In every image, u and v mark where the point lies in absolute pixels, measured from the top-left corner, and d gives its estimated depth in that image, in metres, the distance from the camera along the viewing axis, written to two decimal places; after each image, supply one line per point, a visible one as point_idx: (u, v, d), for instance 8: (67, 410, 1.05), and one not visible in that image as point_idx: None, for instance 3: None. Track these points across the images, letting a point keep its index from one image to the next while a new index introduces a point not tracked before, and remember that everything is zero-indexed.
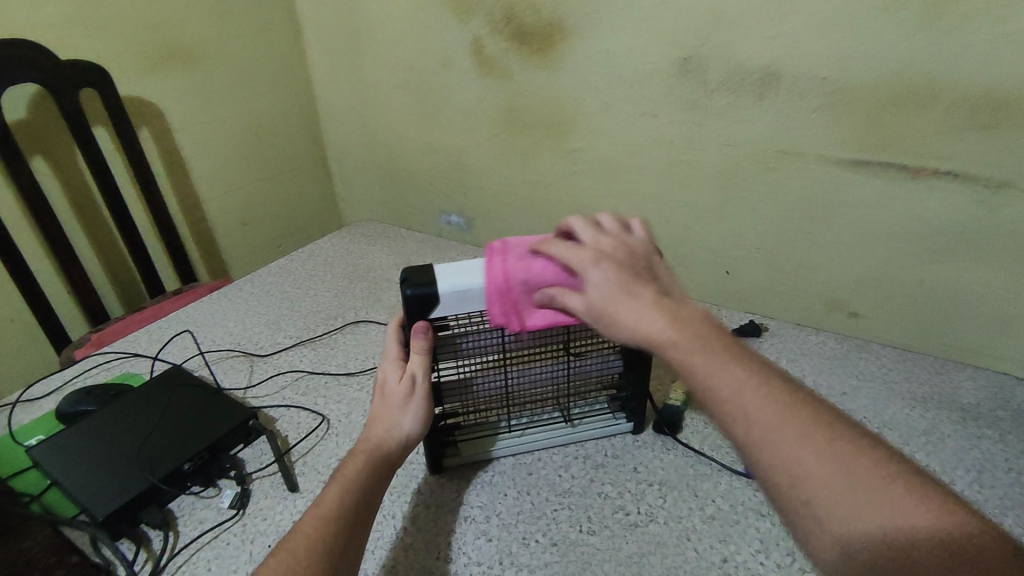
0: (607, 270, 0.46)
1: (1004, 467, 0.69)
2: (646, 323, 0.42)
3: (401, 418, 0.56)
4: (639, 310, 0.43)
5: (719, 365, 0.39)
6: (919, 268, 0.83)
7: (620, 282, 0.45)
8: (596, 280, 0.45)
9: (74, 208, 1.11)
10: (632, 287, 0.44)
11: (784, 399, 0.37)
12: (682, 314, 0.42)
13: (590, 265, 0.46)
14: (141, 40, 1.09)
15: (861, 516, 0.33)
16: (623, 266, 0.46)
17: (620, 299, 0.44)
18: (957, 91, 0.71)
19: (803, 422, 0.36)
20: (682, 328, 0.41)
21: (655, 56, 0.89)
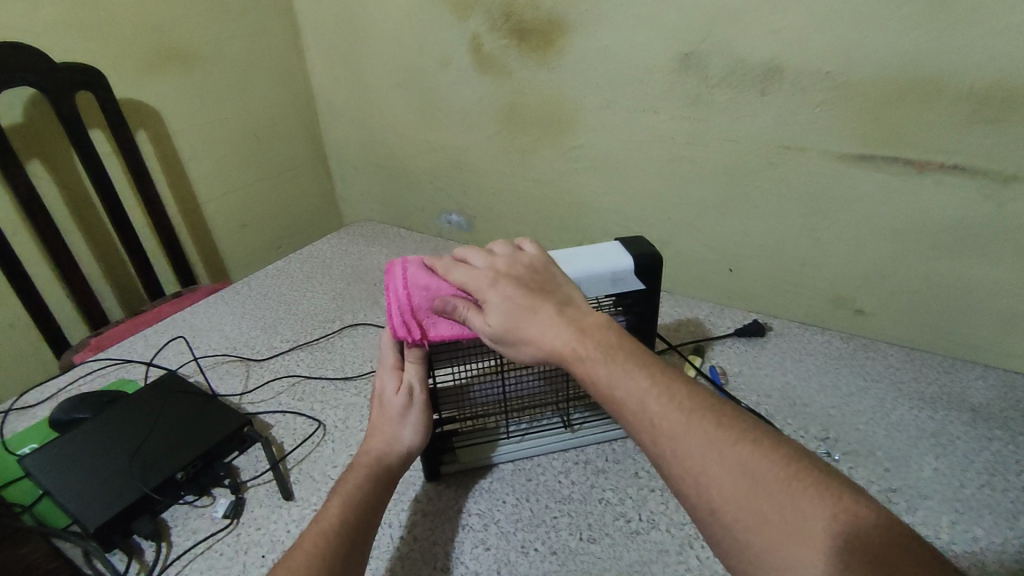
0: (505, 290, 0.48)
1: (1016, 469, 0.68)
2: (554, 337, 0.44)
3: (400, 429, 0.56)
4: (545, 326, 0.45)
5: (616, 367, 0.42)
6: (928, 265, 0.81)
7: (521, 304, 0.46)
8: (498, 301, 0.47)
9: (72, 212, 1.10)
10: (537, 306, 0.47)
11: (686, 403, 0.39)
12: (585, 327, 0.45)
13: (490, 289, 0.48)
14: (138, 41, 1.08)
15: (763, 517, 0.34)
16: (520, 286, 0.48)
17: (523, 318, 0.46)
18: (965, 83, 0.69)
19: (707, 429, 0.37)
20: (590, 338, 0.44)
21: (656, 51, 0.88)
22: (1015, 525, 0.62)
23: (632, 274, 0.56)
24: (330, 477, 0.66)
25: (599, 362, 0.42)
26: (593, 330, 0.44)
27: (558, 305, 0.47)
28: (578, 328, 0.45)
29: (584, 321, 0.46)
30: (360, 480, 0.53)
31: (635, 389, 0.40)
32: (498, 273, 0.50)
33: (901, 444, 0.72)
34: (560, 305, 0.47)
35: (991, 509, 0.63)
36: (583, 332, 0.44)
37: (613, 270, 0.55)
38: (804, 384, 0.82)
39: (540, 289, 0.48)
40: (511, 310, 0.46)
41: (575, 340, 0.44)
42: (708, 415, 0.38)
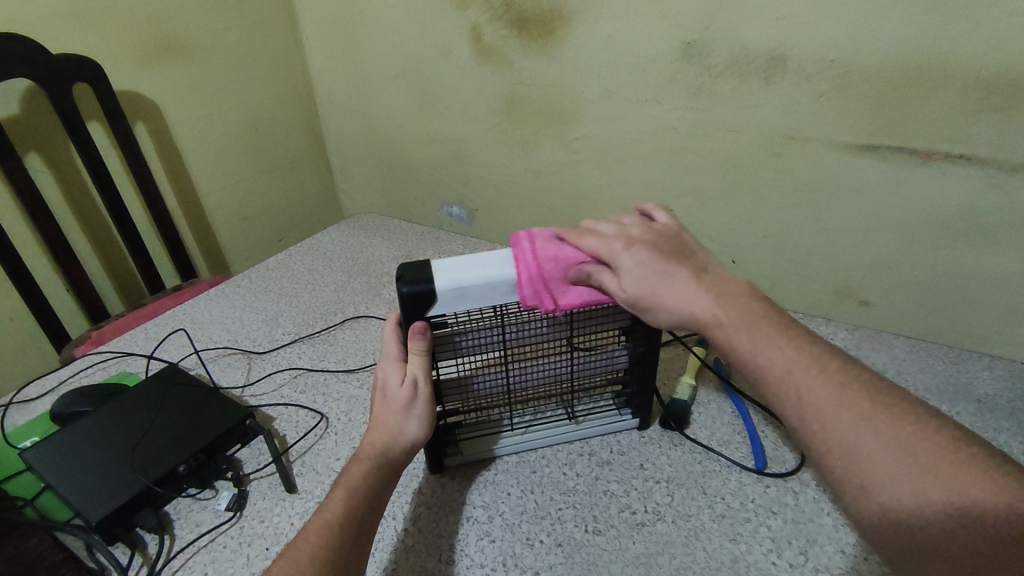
0: (642, 256, 0.46)
1: (1023, 460, 0.67)
2: (690, 303, 0.43)
3: (405, 422, 0.54)
4: (682, 291, 0.44)
5: (760, 336, 0.40)
6: (934, 256, 0.81)
7: (656, 269, 0.46)
8: (633, 267, 0.46)
9: (70, 206, 1.09)
10: (673, 272, 0.45)
11: (838, 375, 0.38)
12: (722, 293, 0.43)
13: (622, 254, 0.47)
14: (135, 33, 1.07)
15: (910, 486, 0.33)
16: (658, 252, 0.47)
17: (663, 282, 0.45)
18: (974, 72, 0.68)
19: (862, 405, 0.36)
20: (731, 306, 0.42)
21: (658, 40, 0.87)
22: None
23: None
24: (333, 469, 0.65)
25: (742, 328, 0.41)
26: (733, 296, 0.43)
27: (694, 270, 0.46)
28: (717, 293, 0.43)
29: (724, 288, 0.44)
30: (364, 471, 0.51)
31: (783, 359, 0.39)
32: (632, 236, 0.49)
33: None
34: (698, 272, 0.46)
35: None
36: (719, 296, 0.43)
37: None
38: None
39: (674, 254, 0.47)
40: (644, 275, 0.46)
41: (713, 305, 0.42)
42: (856, 389, 0.37)
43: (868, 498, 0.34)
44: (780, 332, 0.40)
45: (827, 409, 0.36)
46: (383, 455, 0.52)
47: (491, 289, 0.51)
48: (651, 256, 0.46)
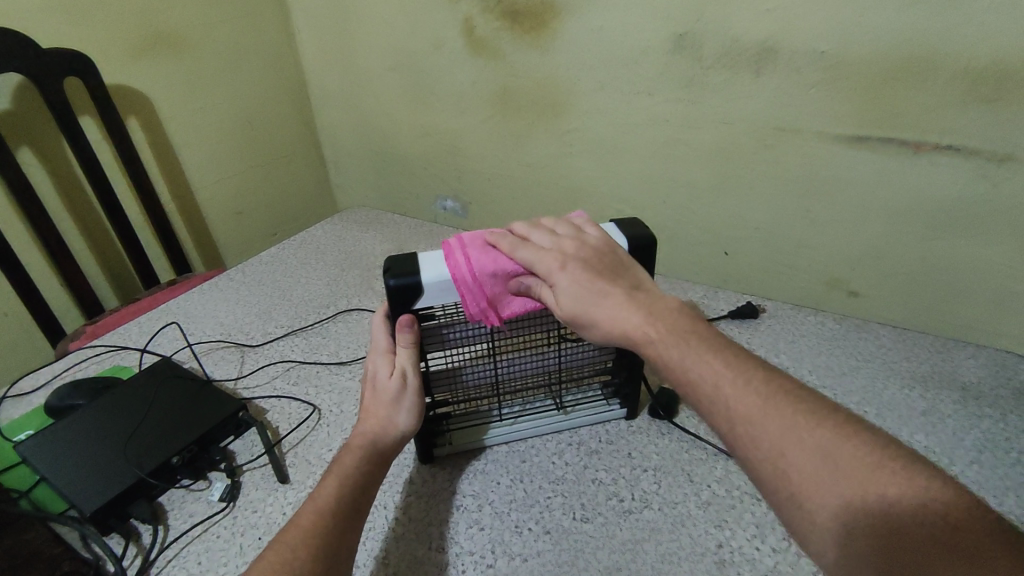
0: (574, 274, 0.49)
1: (1005, 446, 0.68)
2: (618, 320, 0.46)
3: (396, 414, 0.55)
4: (612, 310, 0.47)
5: (688, 348, 0.43)
6: (922, 246, 0.82)
7: (586, 286, 0.49)
8: (568, 285, 0.49)
9: (63, 200, 1.09)
10: (604, 288, 0.48)
11: (763, 389, 0.39)
12: (647, 310, 0.46)
13: (557, 271, 0.50)
14: (127, 26, 1.07)
15: (836, 490, 0.34)
16: (590, 269, 0.50)
17: (594, 301, 0.48)
18: (961, 63, 0.69)
19: (787, 415, 0.37)
20: (654, 322, 0.45)
21: (650, 32, 0.87)
22: (1002, 501, 0.62)
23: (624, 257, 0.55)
24: (325, 460, 0.66)
25: (670, 340, 0.43)
26: (658, 313, 0.46)
27: (622, 287, 0.49)
28: (645, 312, 0.46)
29: (651, 306, 0.47)
30: (355, 462, 0.52)
31: (713, 372, 0.40)
32: (566, 252, 0.52)
33: (891, 423, 0.72)
34: (626, 287, 0.49)
35: (979, 485, 0.64)
36: (647, 314, 0.46)
37: None
38: (796, 364, 0.83)
39: (606, 270, 0.50)
40: (576, 291, 0.49)
41: (641, 322, 0.46)
42: (781, 399, 0.38)
43: (800, 508, 0.34)
44: (705, 344, 0.43)
45: (749, 417, 0.38)
46: (374, 446, 0.53)
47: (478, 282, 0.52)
48: (583, 274, 0.49)
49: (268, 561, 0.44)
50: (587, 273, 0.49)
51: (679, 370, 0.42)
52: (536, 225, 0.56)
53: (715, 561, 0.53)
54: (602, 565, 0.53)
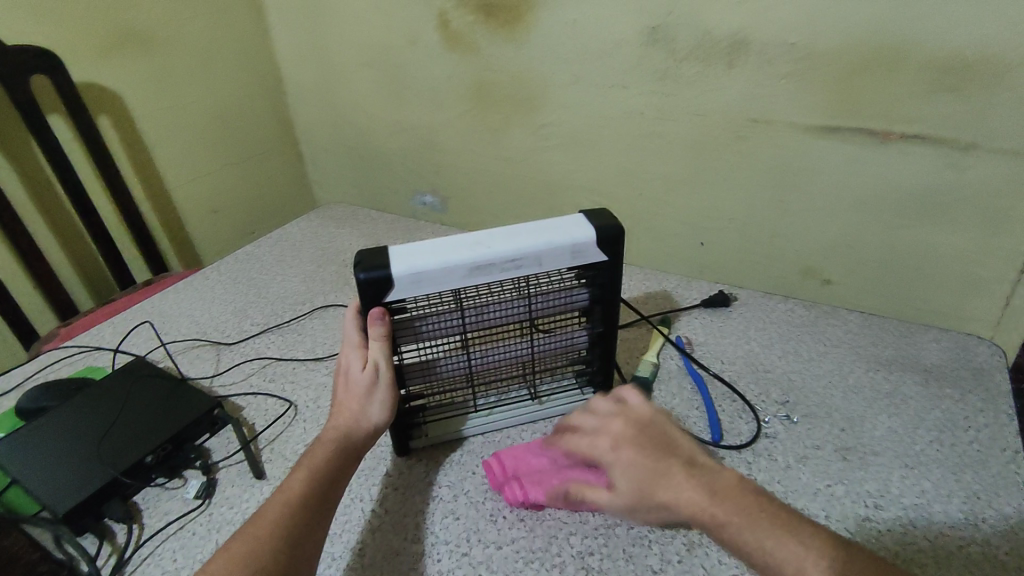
0: (627, 455, 0.50)
1: (965, 425, 0.71)
2: (682, 495, 0.47)
3: (368, 406, 0.56)
4: (677, 488, 0.47)
5: (745, 524, 0.44)
6: (889, 233, 0.84)
7: (643, 469, 0.49)
8: (624, 460, 0.50)
9: (34, 200, 1.07)
10: (662, 464, 0.49)
11: (822, 552, 0.41)
12: (697, 479, 0.47)
13: (612, 451, 0.51)
14: (96, 22, 1.05)
15: None
16: (642, 445, 0.50)
17: (657, 480, 0.48)
18: (923, 53, 0.71)
19: (844, 568, 0.40)
20: (717, 498, 0.46)
21: (623, 26, 0.88)
22: (961, 477, 0.64)
23: (593, 246, 0.56)
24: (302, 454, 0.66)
25: (727, 513, 0.44)
26: (727, 488, 0.46)
27: (677, 460, 0.49)
28: (701, 479, 0.47)
29: (701, 472, 0.48)
30: (327, 454, 0.53)
31: (741, 536, 0.43)
32: (613, 430, 0.52)
33: (857, 405, 0.74)
34: (682, 457, 0.49)
35: (939, 462, 0.66)
36: (708, 485, 0.47)
37: (574, 243, 0.56)
38: (766, 350, 0.85)
39: (661, 443, 0.50)
40: (639, 473, 0.49)
41: (704, 494, 0.46)
42: (839, 557, 0.41)
43: None
44: (739, 505, 0.45)
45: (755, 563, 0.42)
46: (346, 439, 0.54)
47: (447, 274, 0.54)
48: (641, 454, 0.50)
49: (233, 548, 0.44)
50: (643, 453, 0.50)
51: (733, 542, 0.43)
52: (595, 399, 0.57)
53: (685, 543, 0.55)
54: (574, 549, 0.54)
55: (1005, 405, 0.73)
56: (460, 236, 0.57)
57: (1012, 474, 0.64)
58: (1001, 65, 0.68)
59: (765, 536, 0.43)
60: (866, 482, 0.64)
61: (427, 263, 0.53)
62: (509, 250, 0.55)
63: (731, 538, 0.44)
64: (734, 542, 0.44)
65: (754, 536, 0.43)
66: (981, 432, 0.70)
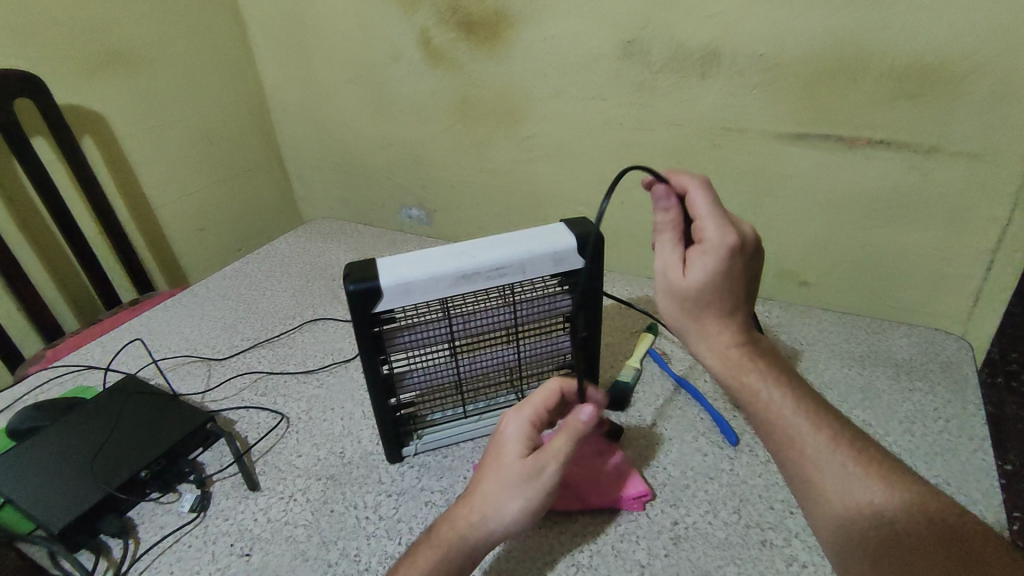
0: (704, 271, 0.52)
1: (937, 416, 0.74)
2: (721, 341, 0.54)
3: (515, 495, 0.50)
4: (714, 331, 0.54)
5: (777, 387, 0.51)
6: (861, 235, 0.87)
7: (703, 300, 0.53)
8: (698, 277, 0.53)
9: (20, 223, 1.07)
10: (728, 301, 0.54)
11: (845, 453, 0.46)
12: (746, 337, 0.54)
13: (692, 266, 0.53)
14: (80, 44, 1.06)
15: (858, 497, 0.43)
16: (727, 279, 0.53)
17: (705, 310, 0.54)
18: (883, 62, 0.74)
19: (845, 463, 0.45)
20: (758, 362, 0.53)
21: (600, 40, 0.91)
22: (931, 467, 0.67)
23: (574, 253, 0.59)
24: (295, 466, 0.68)
25: (776, 389, 0.50)
26: (765, 354, 0.54)
27: (742, 315, 0.54)
28: (748, 341, 0.54)
29: (757, 340, 0.55)
30: (449, 553, 0.49)
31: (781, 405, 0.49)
32: (714, 251, 0.52)
33: (832, 400, 0.77)
34: (743, 312, 0.54)
35: (911, 454, 0.69)
36: (752, 346, 0.54)
37: (555, 250, 0.58)
38: None
39: (740, 284, 0.53)
40: (697, 295, 0.53)
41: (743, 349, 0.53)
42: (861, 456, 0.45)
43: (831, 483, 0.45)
44: (796, 394, 0.50)
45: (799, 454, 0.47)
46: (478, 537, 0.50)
47: (434, 283, 0.56)
48: (721, 271, 0.52)
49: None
50: (723, 281, 0.53)
51: (757, 394, 0.51)
52: (713, 198, 0.55)
53: (670, 537, 0.58)
54: (565, 547, 0.58)
55: (972, 395, 0.77)
56: (446, 247, 0.59)
57: (980, 460, 0.67)
58: (954, 72, 0.71)
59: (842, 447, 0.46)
60: None
61: (417, 293, 0.56)
62: (493, 260, 0.57)
63: (764, 406, 0.50)
64: (768, 411, 0.50)
65: (812, 442, 0.47)
66: (950, 422, 0.73)
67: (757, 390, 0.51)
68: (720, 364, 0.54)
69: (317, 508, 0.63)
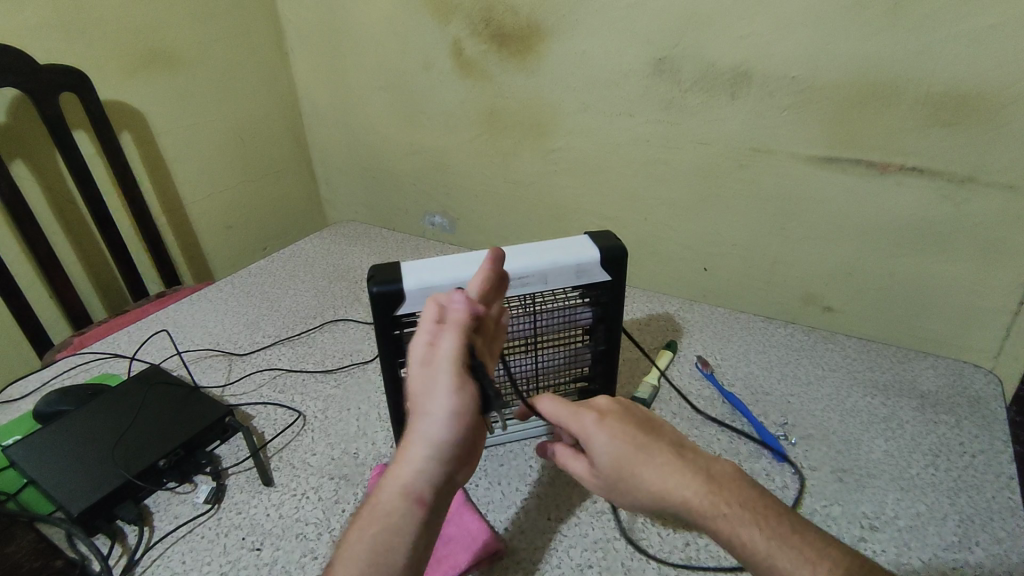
0: (607, 437, 0.51)
1: (962, 451, 0.72)
2: (666, 488, 0.48)
3: (437, 400, 0.44)
4: (661, 468, 0.48)
5: (749, 524, 0.45)
6: (890, 262, 0.85)
7: (626, 450, 0.50)
8: (603, 436, 0.51)
9: (57, 214, 1.10)
10: (647, 442, 0.50)
11: (785, 530, 0.45)
12: (693, 467, 0.49)
13: (594, 430, 0.51)
14: (125, 42, 1.09)
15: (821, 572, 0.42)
16: (624, 420, 0.52)
17: (636, 466, 0.49)
18: (918, 88, 0.73)
19: (787, 538, 0.44)
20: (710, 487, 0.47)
21: (631, 57, 0.91)
22: (955, 502, 0.65)
23: (596, 266, 0.59)
24: (309, 464, 0.69)
25: (708, 499, 0.47)
26: (725, 479, 0.48)
27: (656, 448, 0.50)
28: (694, 472, 0.48)
29: (707, 469, 0.49)
30: (382, 531, 0.42)
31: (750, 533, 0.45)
32: (601, 410, 0.53)
33: (853, 429, 0.76)
34: (668, 441, 0.51)
35: (934, 487, 0.67)
36: (706, 475, 0.48)
37: (579, 262, 0.58)
38: (766, 372, 0.86)
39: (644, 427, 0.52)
40: (621, 460, 0.50)
41: (703, 484, 0.47)
42: (788, 522, 0.46)
43: (794, 574, 0.43)
44: (722, 493, 0.47)
45: (755, 549, 0.44)
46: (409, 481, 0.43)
47: (457, 289, 0.56)
48: (620, 437, 0.51)
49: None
50: (628, 437, 0.50)
51: (735, 539, 0.45)
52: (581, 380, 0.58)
53: (681, 557, 0.57)
54: (574, 561, 0.57)
55: (1000, 430, 0.75)
56: (471, 254, 0.60)
57: (1006, 498, 0.65)
58: (991, 102, 0.70)
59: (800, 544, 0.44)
60: (861, 504, 0.66)
61: (444, 297, 0.56)
62: (516, 268, 0.57)
63: (725, 528, 0.45)
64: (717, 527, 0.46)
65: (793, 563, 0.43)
66: (976, 457, 0.71)
67: (731, 527, 0.45)
68: (684, 513, 0.47)
69: (329, 507, 0.63)
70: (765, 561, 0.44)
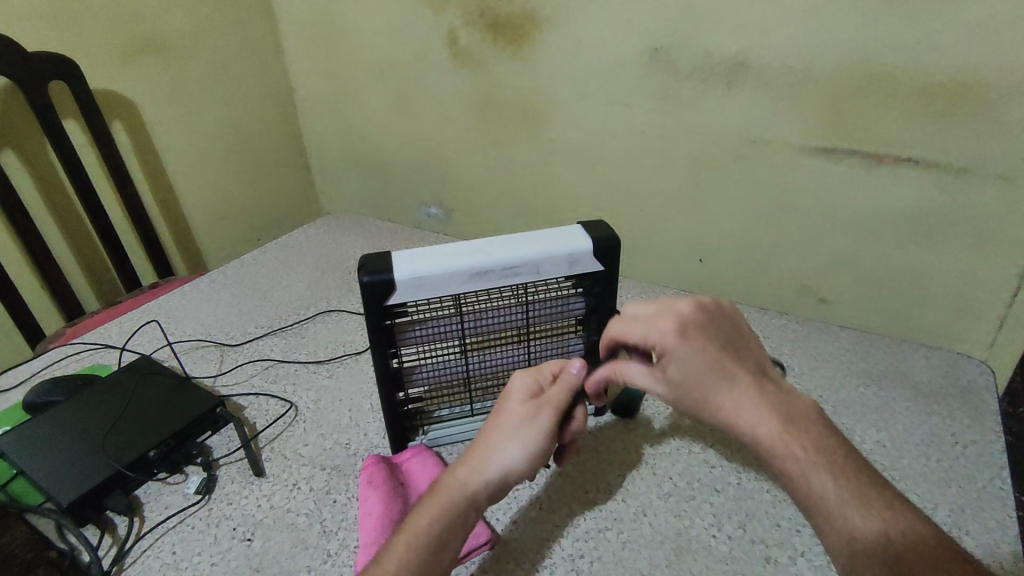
0: (689, 345, 0.50)
1: (953, 442, 0.72)
2: (736, 408, 0.47)
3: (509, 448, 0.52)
4: (739, 393, 0.47)
5: (820, 466, 0.43)
6: (884, 254, 0.85)
7: (711, 377, 0.48)
8: (682, 352, 0.50)
9: (48, 203, 1.09)
10: (727, 368, 0.49)
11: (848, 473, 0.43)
12: (773, 404, 0.47)
13: (674, 340, 0.50)
14: (114, 30, 1.08)
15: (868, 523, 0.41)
16: (709, 338, 0.50)
17: (706, 380, 0.48)
18: (914, 79, 0.73)
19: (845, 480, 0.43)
20: (789, 420, 0.46)
21: (627, 47, 0.90)
22: (945, 493, 0.65)
23: (589, 256, 0.59)
24: (301, 454, 0.68)
25: (776, 424, 0.46)
26: (802, 419, 0.46)
27: (731, 368, 0.49)
28: (771, 404, 0.47)
29: (784, 402, 0.47)
30: (436, 515, 0.49)
31: (820, 478, 0.43)
32: (686, 321, 0.51)
33: (846, 419, 0.76)
34: (748, 370, 0.49)
35: (926, 478, 0.67)
36: (782, 409, 0.47)
37: (572, 252, 0.58)
38: None
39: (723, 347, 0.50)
40: (693, 372, 0.49)
41: (779, 419, 0.46)
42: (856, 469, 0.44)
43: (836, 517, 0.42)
44: (793, 424, 0.46)
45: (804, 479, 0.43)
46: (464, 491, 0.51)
47: (448, 279, 0.56)
48: (696, 350, 0.49)
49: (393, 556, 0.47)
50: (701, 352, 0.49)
51: (795, 471, 0.44)
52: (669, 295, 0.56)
53: (673, 547, 0.58)
54: (566, 552, 0.58)
55: (992, 421, 0.75)
56: (462, 244, 0.59)
57: (997, 489, 0.65)
58: (988, 93, 0.70)
59: (879, 508, 0.42)
60: None
61: (436, 288, 0.56)
62: (508, 258, 0.57)
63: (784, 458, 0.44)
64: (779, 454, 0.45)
65: (855, 511, 0.41)
66: (968, 447, 0.71)
67: (802, 466, 0.44)
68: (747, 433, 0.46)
69: (320, 497, 0.63)
70: (818, 498, 0.43)
